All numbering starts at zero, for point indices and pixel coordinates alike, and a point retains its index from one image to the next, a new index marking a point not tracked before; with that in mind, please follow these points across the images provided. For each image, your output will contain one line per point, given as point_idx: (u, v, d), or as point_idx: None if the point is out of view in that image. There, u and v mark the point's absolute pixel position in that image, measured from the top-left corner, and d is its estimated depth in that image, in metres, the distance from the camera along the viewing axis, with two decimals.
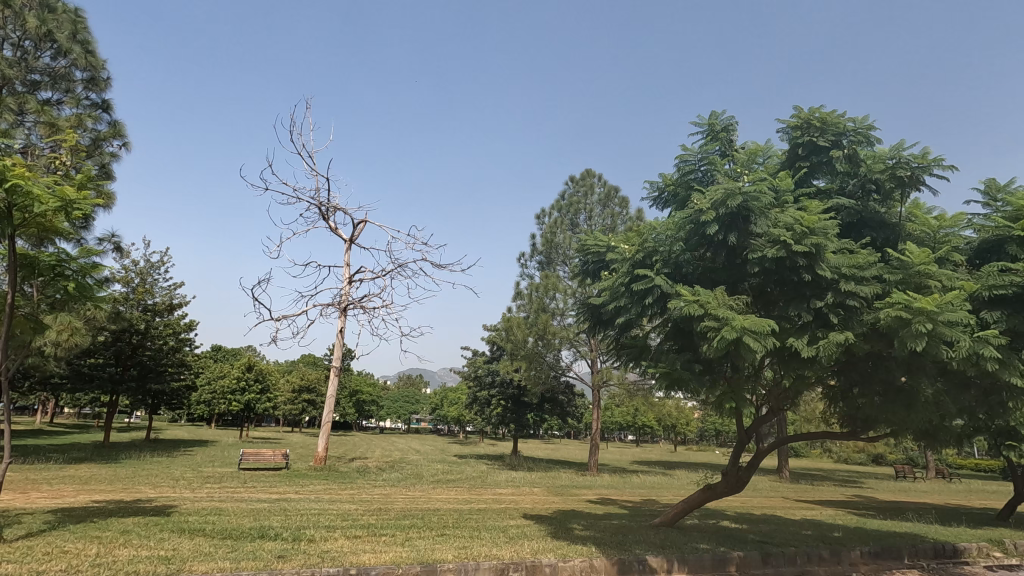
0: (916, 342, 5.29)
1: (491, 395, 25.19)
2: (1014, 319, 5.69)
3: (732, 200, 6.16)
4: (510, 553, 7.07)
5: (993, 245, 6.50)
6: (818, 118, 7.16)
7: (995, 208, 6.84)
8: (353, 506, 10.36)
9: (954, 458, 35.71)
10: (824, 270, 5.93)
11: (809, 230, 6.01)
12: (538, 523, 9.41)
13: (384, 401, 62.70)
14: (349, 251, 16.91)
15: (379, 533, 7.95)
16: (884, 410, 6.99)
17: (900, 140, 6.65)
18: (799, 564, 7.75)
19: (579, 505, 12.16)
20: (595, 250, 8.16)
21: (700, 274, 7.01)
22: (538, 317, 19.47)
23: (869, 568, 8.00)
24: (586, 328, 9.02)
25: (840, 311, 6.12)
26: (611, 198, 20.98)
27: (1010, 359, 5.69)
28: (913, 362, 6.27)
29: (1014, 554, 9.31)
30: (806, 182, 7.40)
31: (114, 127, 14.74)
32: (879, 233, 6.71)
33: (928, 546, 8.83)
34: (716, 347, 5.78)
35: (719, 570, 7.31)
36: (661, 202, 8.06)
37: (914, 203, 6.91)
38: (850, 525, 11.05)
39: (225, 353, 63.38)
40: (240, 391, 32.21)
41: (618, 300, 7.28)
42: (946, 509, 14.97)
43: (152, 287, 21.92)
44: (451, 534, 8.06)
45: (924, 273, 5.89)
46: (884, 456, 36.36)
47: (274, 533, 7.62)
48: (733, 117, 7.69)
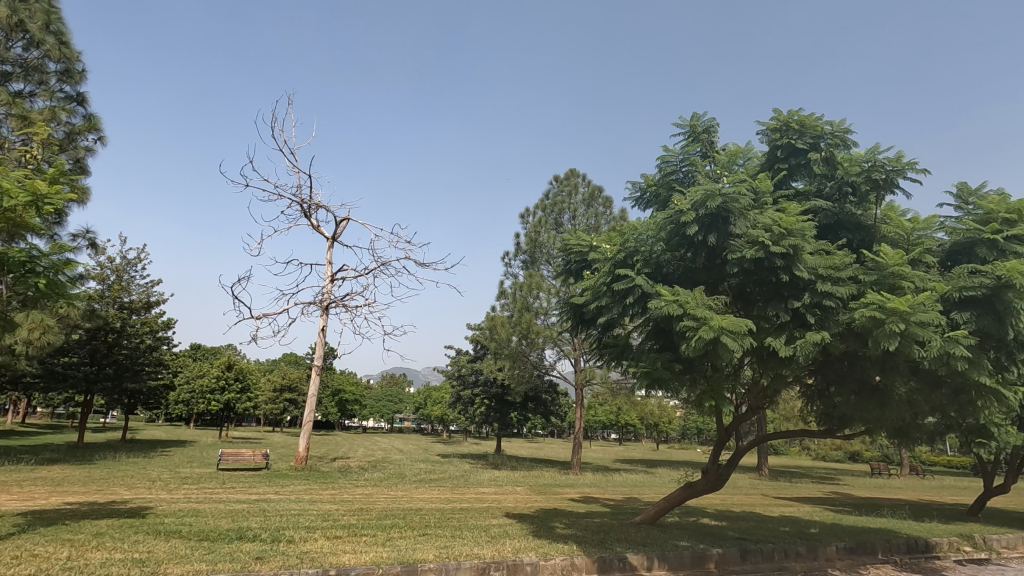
0: (889, 342, 5.41)
1: (475, 393, 25.20)
2: (983, 320, 5.84)
3: (711, 201, 6.22)
4: (491, 552, 7.06)
5: (964, 247, 6.64)
6: (796, 120, 7.29)
7: (967, 211, 6.98)
8: (334, 506, 10.26)
9: (927, 454, 36.65)
10: (801, 270, 6.01)
11: (787, 232, 6.10)
12: (520, 522, 9.42)
13: (367, 400, 62.32)
14: (331, 249, 16.76)
15: (360, 533, 7.90)
16: (859, 409, 7.12)
17: (876, 143, 6.76)
18: (776, 560, 7.85)
19: (561, 504, 12.24)
20: (577, 250, 8.18)
21: (680, 273, 7.07)
22: (522, 316, 19.48)
23: (844, 563, 8.15)
24: (568, 327, 9.06)
25: (816, 311, 6.22)
26: (594, 198, 21.10)
27: (979, 359, 5.84)
28: (887, 361, 6.41)
29: (983, 548, 9.56)
30: (785, 183, 7.50)
31: (89, 121, 14.39)
32: (854, 235, 6.84)
33: (902, 541, 9.02)
34: (695, 346, 5.85)
35: (698, 566, 7.39)
36: (643, 202, 8.12)
37: (890, 205, 7.04)
38: (826, 521, 11.26)
39: (204, 353, 62.45)
40: (219, 390, 31.73)
41: (600, 300, 7.32)
42: (918, 505, 15.34)
43: (128, 284, 21.48)
44: (433, 534, 8.04)
45: (898, 274, 5.99)
46: (860, 454, 37.17)
47: (252, 534, 7.53)
48: (714, 119, 7.77)
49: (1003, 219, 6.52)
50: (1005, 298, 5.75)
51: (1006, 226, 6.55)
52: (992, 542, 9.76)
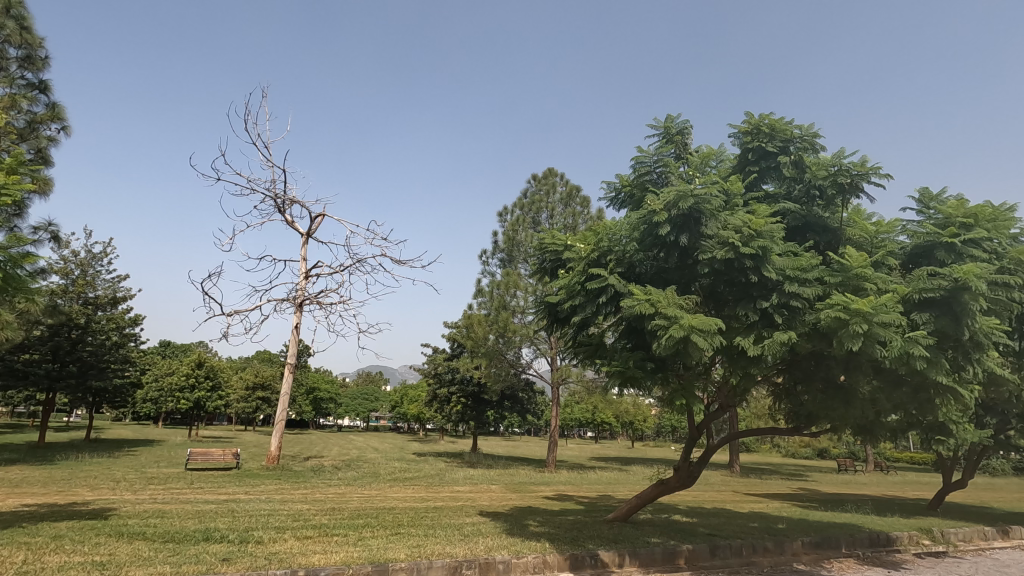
0: (852, 342, 5.56)
1: (451, 392, 25.10)
2: (942, 320, 6.03)
3: (684, 202, 6.31)
4: (464, 551, 7.04)
5: (924, 250, 6.84)
6: (767, 124, 7.43)
7: (928, 215, 7.20)
8: (306, 506, 10.10)
9: (891, 451, 37.83)
10: (769, 271, 6.13)
11: (757, 233, 6.21)
12: (494, 520, 9.42)
13: (342, 398, 61.57)
14: (305, 245, 16.51)
15: (331, 533, 7.80)
16: (824, 407, 7.29)
17: (842, 148, 6.91)
18: (744, 556, 8.02)
19: (535, 502, 12.30)
20: (552, 249, 8.19)
21: (653, 273, 7.17)
22: (498, 315, 19.48)
23: (810, 558, 8.35)
24: (544, 326, 9.10)
25: (784, 311, 6.34)
26: (572, 197, 21.18)
27: (937, 359, 6.03)
28: (851, 361, 6.58)
29: (941, 541, 9.91)
30: (756, 186, 7.63)
31: (52, 109, 13.90)
32: (821, 237, 7.02)
33: (865, 536, 9.28)
34: (665, 345, 5.93)
35: (669, 562, 7.49)
36: (618, 202, 8.17)
37: (855, 208, 7.21)
38: (793, 517, 11.51)
39: (173, 350, 60.90)
40: (189, 388, 31.04)
41: (574, 299, 7.35)
42: (881, 500, 15.82)
43: (94, 279, 20.83)
44: (405, 533, 7.97)
45: (861, 276, 6.13)
46: (827, 450, 38.27)
47: (219, 536, 7.37)
48: (688, 121, 7.85)
49: (961, 224, 6.76)
50: (961, 299, 5.94)
51: (963, 230, 6.80)
52: (950, 536, 10.12)
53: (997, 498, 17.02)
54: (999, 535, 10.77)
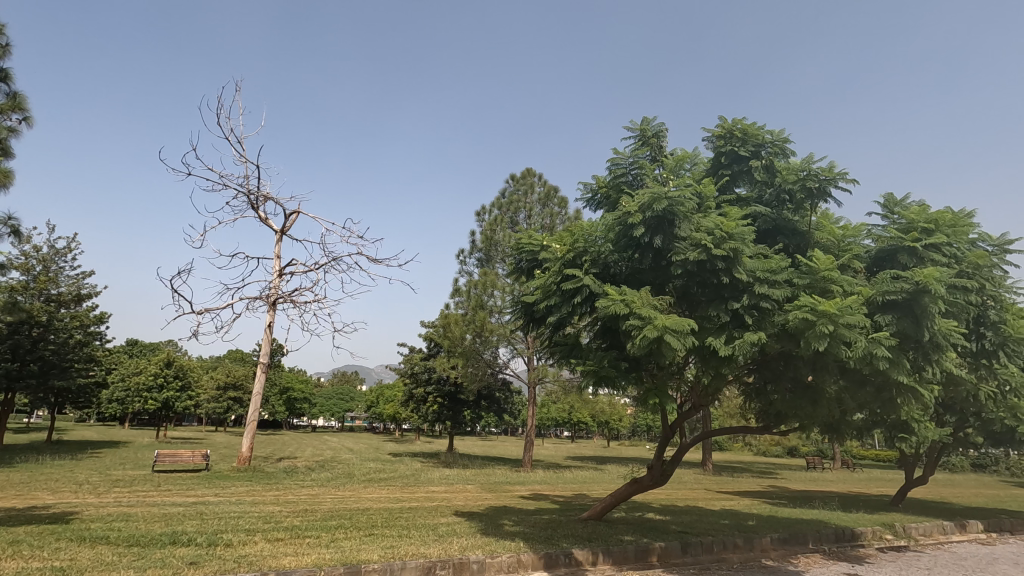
0: (818, 343, 5.71)
1: (427, 391, 24.96)
2: (903, 321, 6.23)
3: (658, 203, 6.39)
4: (438, 551, 7.01)
5: (888, 254, 7.05)
6: (739, 128, 7.57)
7: (893, 220, 7.42)
8: (277, 508, 9.92)
9: (857, 449, 38.91)
10: (740, 273, 6.26)
11: (729, 235, 6.32)
12: (469, 520, 9.41)
13: (317, 398, 60.70)
14: (279, 243, 16.23)
15: (303, 535, 7.69)
16: (792, 406, 7.47)
17: (811, 153, 7.05)
18: (715, 552, 8.17)
19: (511, 501, 12.32)
20: (528, 250, 8.21)
21: (628, 273, 7.25)
22: (475, 315, 19.46)
23: (777, 553, 8.54)
24: (520, 326, 9.12)
25: (754, 312, 6.46)
26: (550, 197, 21.23)
27: (899, 359, 6.23)
28: (818, 361, 6.75)
29: (902, 536, 10.24)
30: (728, 189, 7.78)
31: (13, 99, 13.38)
32: (791, 240, 7.19)
33: (831, 532, 9.53)
34: (639, 345, 6.01)
35: (641, 560, 7.56)
36: (594, 203, 8.22)
37: (824, 213, 7.38)
38: (763, 514, 11.77)
39: (141, 349, 59.25)
40: (157, 388, 30.24)
41: (549, 299, 7.39)
42: (847, 497, 16.29)
43: (56, 276, 20.14)
44: (379, 534, 7.92)
45: (828, 278, 6.30)
46: (796, 448, 39.25)
47: (187, 539, 7.20)
48: (663, 124, 7.95)
49: (923, 228, 6.99)
50: (922, 302, 6.14)
51: (925, 234, 7.02)
52: (911, 530, 10.46)
53: (956, 494, 17.65)
54: (957, 530, 11.16)
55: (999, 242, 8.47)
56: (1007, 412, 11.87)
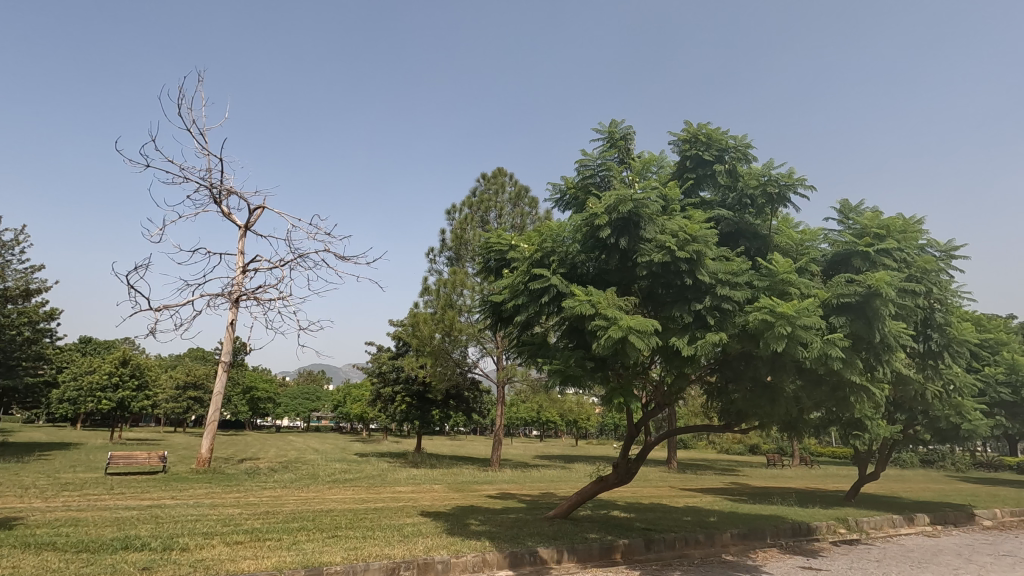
0: (776, 343, 5.89)
1: (395, 391, 24.71)
2: (856, 324, 6.46)
3: (623, 206, 6.48)
4: (402, 552, 6.95)
5: (843, 258, 7.30)
6: (704, 133, 7.75)
7: (848, 225, 7.68)
8: (237, 510, 9.67)
9: (816, 446, 40.18)
10: (703, 275, 6.39)
11: (692, 238, 6.46)
12: (435, 520, 9.35)
13: (282, 398, 59.34)
14: (243, 238, 15.80)
15: (264, 538, 7.51)
16: (751, 404, 7.68)
17: (772, 159, 7.24)
18: (677, 548, 8.33)
19: (478, 501, 12.31)
20: (496, 249, 8.22)
21: (595, 274, 7.34)
22: (444, 314, 19.35)
23: (737, 548, 8.77)
24: (488, 326, 9.12)
25: (716, 313, 6.59)
26: (521, 197, 21.28)
27: (852, 360, 6.46)
28: (777, 361, 6.91)
29: (855, 530, 10.62)
30: (693, 192, 7.94)
31: None
32: (752, 243, 7.37)
33: (788, 527, 9.83)
34: (604, 345, 6.08)
35: (606, 557, 7.63)
36: (562, 204, 8.27)
37: (784, 217, 7.61)
38: (725, 511, 12.03)
39: (94, 346, 56.82)
40: (112, 388, 29.08)
41: (517, 298, 7.42)
42: (804, 493, 16.83)
43: (3, 269, 19.17)
44: (343, 536, 7.80)
45: (786, 281, 6.50)
46: (758, 446, 40.29)
47: (139, 544, 6.94)
48: (631, 127, 8.05)
49: (875, 234, 7.27)
50: (874, 305, 6.37)
51: (877, 239, 7.31)
52: (863, 524, 10.85)
53: (905, 489, 18.46)
54: (906, 523, 11.64)
55: (946, 248, 8.89)
56: (952, 410, 12.47)
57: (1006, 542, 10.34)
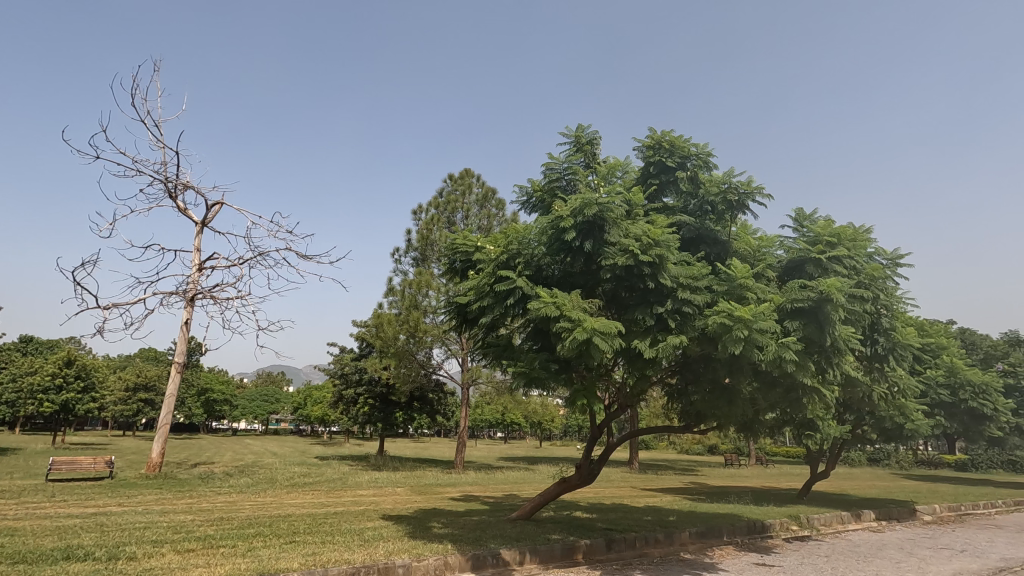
0: (734, 346, 6.06)
1: (358, 393, 24.31)
2: (808, 327, 6.71)
3: (588, 209, 6.57)
4: (362, 556, 6.84)
5: (797, 264, 7.58)
6: (668, 140, 7.93)
7: (802, 233, 7.98)
8: (188, 516, 9.31)
9: (771, 446, 41.45)
10: (665, 278, 6.53)
11: (655, 242, 6.59)
12: (397, 524, 9.24)
13: (239, 400, 57.53)
14: (200, 235, 15.26)
15: (218, 545, 7.27)
16: (710, 405, 7.87)
17: (732, 167, 7.46)
18: (638, 547, 8.46)
19: (442, 503, 12.22)
20: (462, 250, 8.20)
21: (560, 277, 7.41)
22: (409, 315, 19.15)
23: (695, 547, 8.98)
24: (454, 327, 9.08)
25: (677, 316, 6.73)
26: (488, 198, 21.26)
27: (805, 362, 6.71)
28: (734, 364, 7.11)
29: (806, 527, 11.01)
30: (657, 198, 8.11)
31: None
32: (712, 249, 7.57)
33: (744, 525, 10.12)
34: (569, 346, 6.13)
35: (567, 558, 7.70)
36: (529, 206, 8.32)
37: (743, 224, 7.85)
38: (684, 510, 12.29)
39: (36, 346, 53.81)
40: (55, 390, 27.60)
41: (483, 300, 7.42)
42: (759, 491, 17.35)
43: None
44: (301, 541, 7.63)
45: (744, 285, 6.71)
46: (716, 446, 41.32)
47: (83, 553, 6.61)
48: (598, 132, 8.17)
49: (827, 242, 7.58)
50: (825, 309, 6.64)
51: (829, 247, 7.62)
52: (814, 521, 11.26)
53: (853, 486, 19.24)
54: (853, 519, 12.15)
55: (892, 256, 9.32)
56: (897, 411, 13.08)
57: (944, 536, 10.90)
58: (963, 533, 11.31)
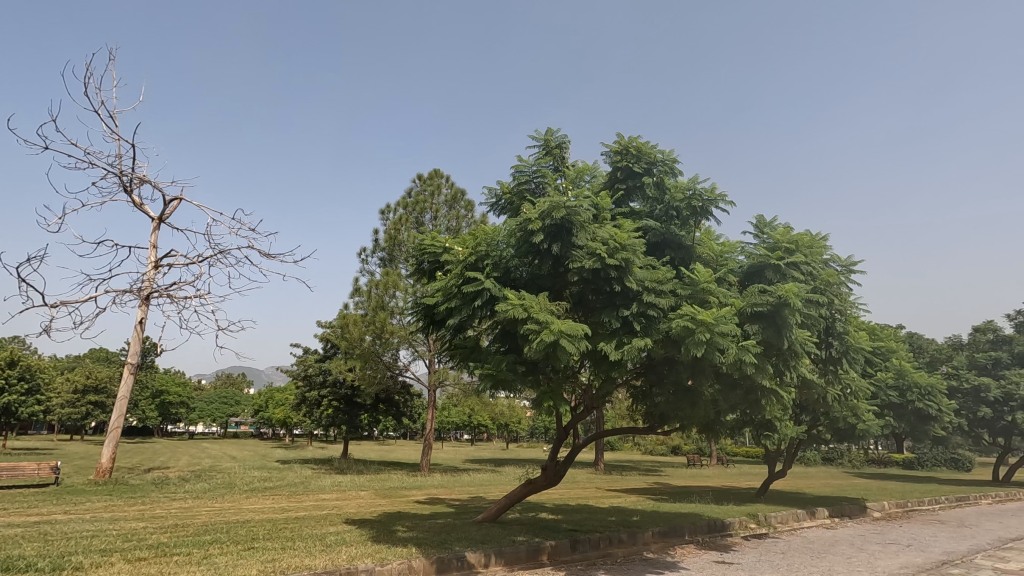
0: (697, 349, 6.20)
1: (322, 395, 23.86)
2: (767, 331, 6.92)
3: (557, 212, 6.61)
4: (323, 562, 6.69)
5: (757, 270, 7.80)
6: (635, 146, 8.06)
7: (762, 240, 8.22)
8: (140, 524, 8.95)
9: (731, 446, 42.52)
10: (631, 282, 6.62)
11: (621, 246, 6.68)
12: (360, 528, 9.09)
13: (196, 403, 55.63)
14: (157, 231, 14.70)
15: (171, 553, 7.00)
16: (673, 406, 8.01)
17: (696, 174, 7.63)
18: (602, 548, 8.55)
19: (406, 507, 12.09)
20: (430, 251, 8.15)
21: (527, 279, 7.43)
22: (376, 315, 18.90)
23: (658, 546, 9.14)
24: (421, 328, 9.01)
25: (642, 319, 6.83)
26: (457, 200, 21.19)
27: (763, 365, 6.92)
28: (697, 367, 7.26)
29: (763, 524, 11.33)
30: (624, 202, 8.24)
31: None
32: (676, 253, 7.72)
33: (705, 524, 10.34)
34: (535, 348, 6.15)
35: (532, 559, 7.71)
36: (498, 208, 8.33)
37: (706, 230, 8.04)
38: (648, 510, 12.49)
39: None
40: None
41: (450, 301, 7.39)
42: (720, 491, 17.77)
43: None
44: (260, 547, 7.42)
45: (707, 290, 6.87)
46: (679, 447, 42.15)
47: (23, 565, 6.26)
48: (567, 136, 8.25)
49: (786, 248, 7.84)
50: (783, 313, 6.85)
51: (788, 253, 7.88)
52: (771, 519, 11.60)
53: (809, 485, 19.91)
54: (808, 516, 12.58)
55: (846, 263, 9.70)
56: (850, 411, 13.61)
57: (892, 531, 11.40)
58: (909, 529, 11.83)
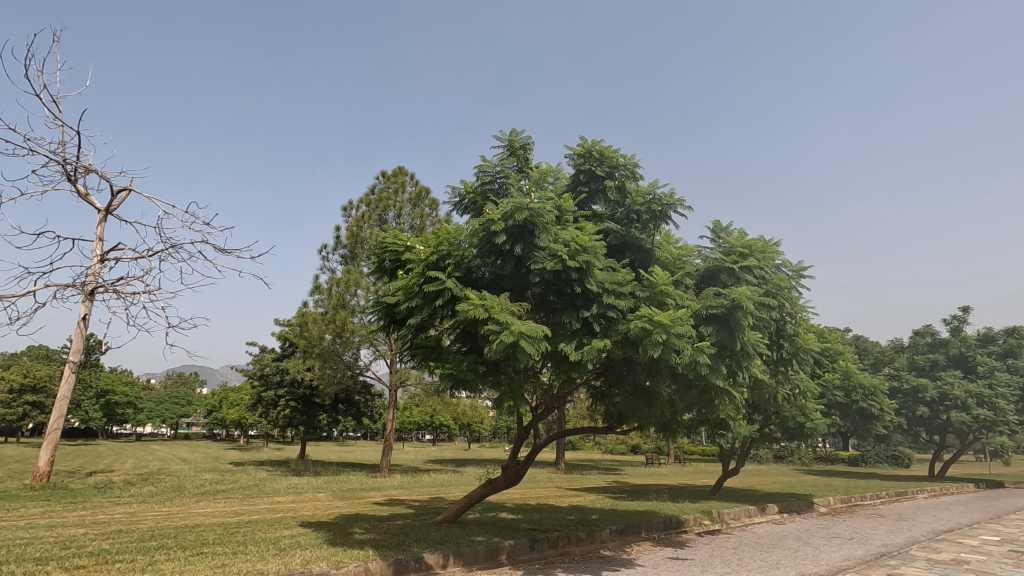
0: (653, 349, 6.34)
1: (278, 395, 23.25)
2: (721, 333, 7.14)
3: (519, 213, 6.66)
4: (276, 566, 6.53)
5: (712, 273, 8.04)
6: (597, 150, 8.18)
7: (718, 244, 8.44)
8: (80, 530, 8.53)
9: (688, 445, 43.61)
10: (591, 283, 6.72)
11: (583, 248, 6.74)
12: (316, 531, 8.91)
13: (144, 403, 53.25)
14: (104, 223, 14.04)
15: (113, 560, 6.69)
16: (632, 406, 8.16)
17: (656, 179, 7.79)
18: (560, 546, 8.61)
19: (365, 508, 11.94)
20: (391, 248, 8.07)
21: (489, 279, 7.44)
22: (336, 314, 18.52)
23: (614, 543, 9.28)
24: (382, 327, 8.89)
25: (602, 320, 6.94)
26: (421, 198, 21.00)
27: (717, 365, 7.12)
28: (654, 367, 7.42)
29: (717, 521, 11.66)
30: (586, 205, 8.37)
31: None
32: (636, 255, 7.88)
33: (661, 521, 10.59)
34: (495, 348, 6.17)
35: (491, 559, 7.71)
36: (461, 208, 8.29)
37: (666, 233, 8.20)
38: (605, 508, 12.68)
39: None
40: None
41: (412, 300, 7.34)
42: (677, 489, 18.20)
43: None
44: (210, 552, 7.18)
45: (664, 292, 7.02)
46: (638, 446, 42.98)
47: None
48: (531, 138, 8.31)
49: (740, 252, 8.10)
50: (736, 315, 7.07)
51: (742, 258, 8.14)
52: (724, 516, 11.95)
53: (760, 482, 20.61)
54: (759, 512, 13.01)
55: (797, 268, 10.07)
56: (799, 411, 14.18)
57: (835, 526, 11.90)
58: (851, 523, 12.39)
